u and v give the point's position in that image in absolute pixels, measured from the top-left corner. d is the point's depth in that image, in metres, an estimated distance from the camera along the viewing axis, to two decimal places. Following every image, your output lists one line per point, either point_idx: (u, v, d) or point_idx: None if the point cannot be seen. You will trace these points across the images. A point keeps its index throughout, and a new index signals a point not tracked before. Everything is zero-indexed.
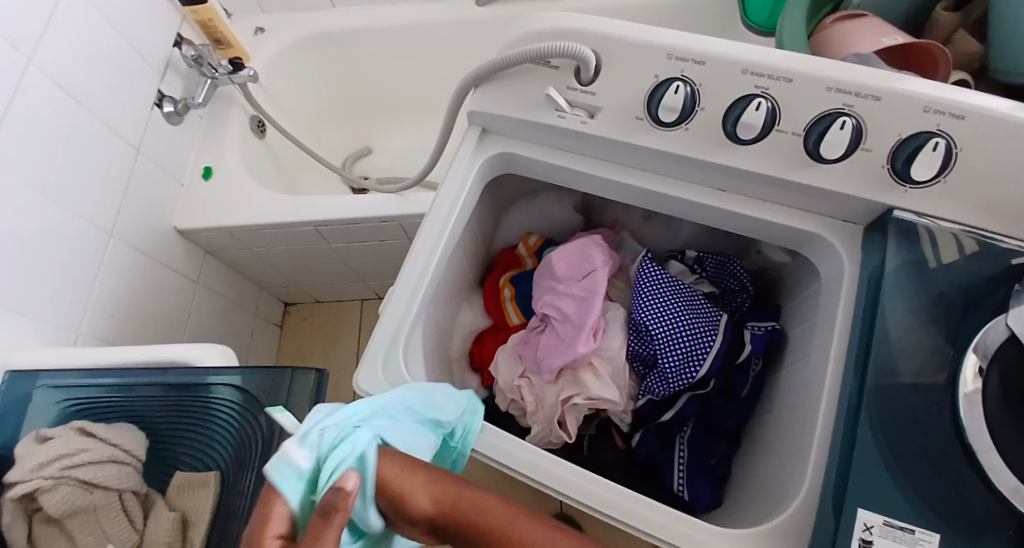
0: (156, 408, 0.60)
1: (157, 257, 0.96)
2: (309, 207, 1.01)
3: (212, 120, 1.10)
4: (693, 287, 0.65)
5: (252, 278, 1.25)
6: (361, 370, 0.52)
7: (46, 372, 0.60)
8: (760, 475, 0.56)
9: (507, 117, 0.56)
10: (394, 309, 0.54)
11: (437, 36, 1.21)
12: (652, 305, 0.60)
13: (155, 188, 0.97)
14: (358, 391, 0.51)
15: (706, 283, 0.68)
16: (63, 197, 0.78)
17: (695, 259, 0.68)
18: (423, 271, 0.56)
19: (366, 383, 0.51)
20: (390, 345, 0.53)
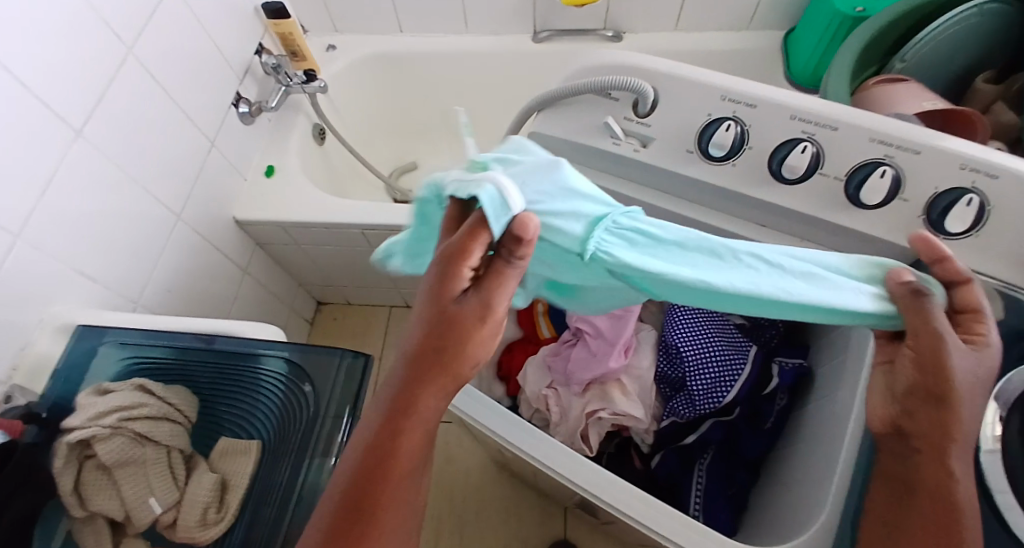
0: (208, 374, 0.64)
1: (215, 243, 1.03)
2: (360, 211, 1.08)
3: (279, 123, 1.17)
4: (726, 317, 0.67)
5: (293, 273, 1.31)
6: None
7: (113, 330, 0.66)
8: (778, 505, 0.57)
9: (564, 140, 0.60)
10: None
11: (494, 66, 1.28)
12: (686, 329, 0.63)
13: (222, 180, 1.03)
14: None
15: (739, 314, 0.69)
16: (145, 178, 0.84)
17: None
18: None
19: None
20: None
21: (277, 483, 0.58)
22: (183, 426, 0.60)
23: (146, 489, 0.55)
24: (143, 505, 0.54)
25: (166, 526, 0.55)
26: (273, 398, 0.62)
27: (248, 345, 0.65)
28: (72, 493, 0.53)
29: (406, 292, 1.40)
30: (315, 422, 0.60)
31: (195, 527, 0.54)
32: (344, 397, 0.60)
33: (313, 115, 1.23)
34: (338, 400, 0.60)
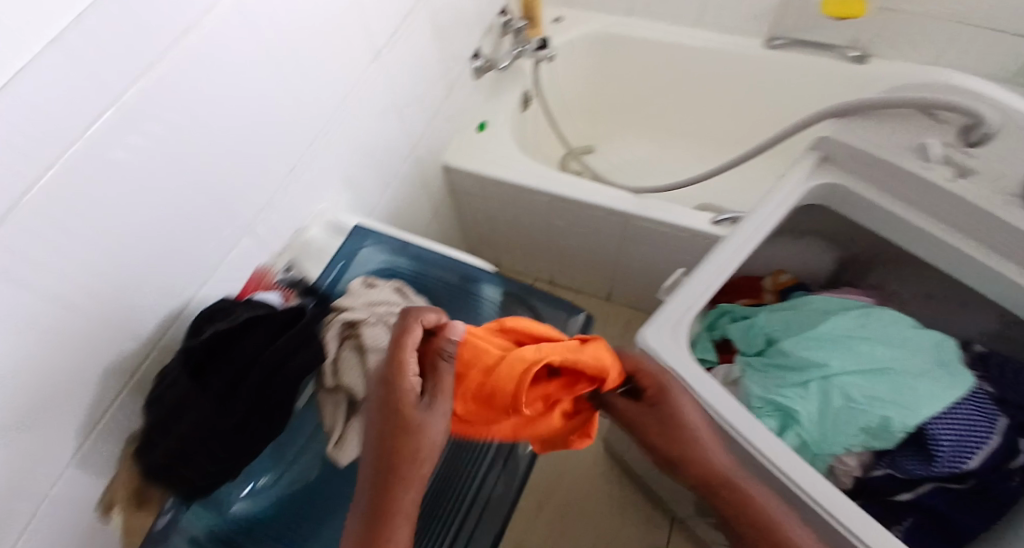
0: (444, 293, 0.71)
1: (425, 181, 1.11)
2: (560, 183, 1.12)
3: (498, 84, 1.23)
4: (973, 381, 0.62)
5: (465, 225, 1.40)
6: (649, 325, 0.62)
7: (373, 236, 0.74)
8: None
9: (859, 154, 0.63)
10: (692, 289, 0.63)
11: (717, 66, 1.24)
12: (938, 388, 0.59)
13: (445, 127, 1.11)
14: (643, 341, 0.62)
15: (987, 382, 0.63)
16: (404, 116, 0.93)
17: (976, 355, 0.66)
18: (728, 266, 0.63)
19: (652, 338, 0.62)
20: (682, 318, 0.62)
21: None
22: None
23: None
24: None
25: None
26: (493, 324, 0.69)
27: (477, 271, 0.72)
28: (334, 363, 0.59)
29: (559, 269, 1.44)
30: None
31: None
32: None
33: (528, 80, 1.27)
34: None
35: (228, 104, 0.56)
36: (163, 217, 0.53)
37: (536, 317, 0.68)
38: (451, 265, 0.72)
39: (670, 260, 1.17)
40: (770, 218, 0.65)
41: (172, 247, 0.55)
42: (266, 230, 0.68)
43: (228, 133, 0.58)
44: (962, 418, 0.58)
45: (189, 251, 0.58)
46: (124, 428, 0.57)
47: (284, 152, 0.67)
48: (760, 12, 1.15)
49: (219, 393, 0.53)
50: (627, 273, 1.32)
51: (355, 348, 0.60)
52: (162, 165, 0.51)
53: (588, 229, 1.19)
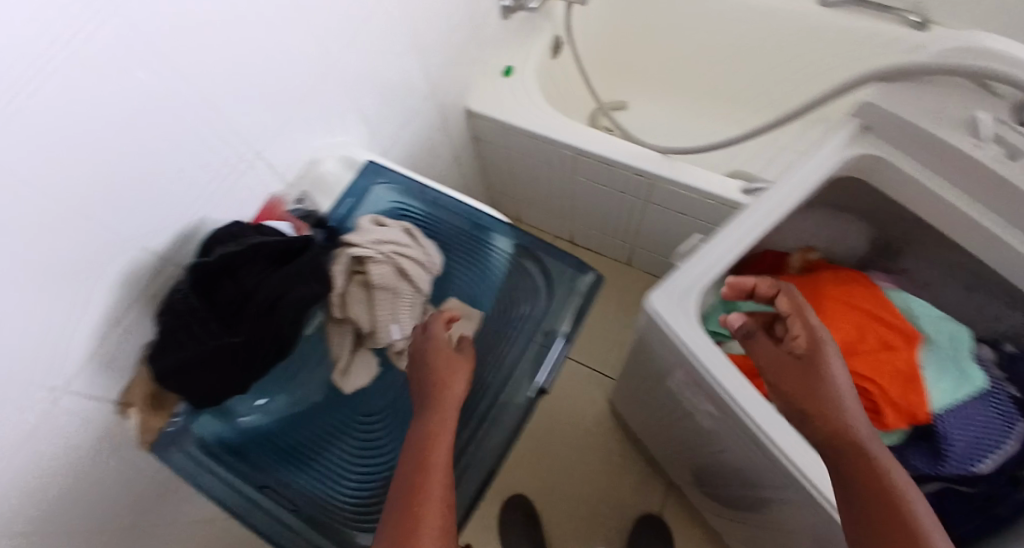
0: (453, 238, 0.71)
1: (445, 125, 1.08)
2: (583, 137, 1.09)
3: (527, 28, 1.17)
4: (1002, 388, 0.65)
5: (483, 173, 1.37)
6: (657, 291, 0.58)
7: (384, 173, 0.71)
8: None
9: (906, 121, 0.57)
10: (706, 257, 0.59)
11: (763, 24, 1.17)
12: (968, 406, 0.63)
13: (469, 68, 1.06)
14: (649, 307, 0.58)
15: (1014, 386, 0.66)
16: (426, 52, 0.89)
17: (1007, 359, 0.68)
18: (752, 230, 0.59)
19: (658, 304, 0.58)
20: (691, 285, 0.58)
21: (493, 362, 0.64)
22: (429, 275, 0.66)
23: (393, 315, 0.62)
24: (386, 327, 0.62)
25: (395, 351, 0.64)
26: (500, 275, 0.69)
27: (489, 219, 0.70)
28: (339, 296, 0.61)
29: (575, 226, 1.43)
30: (539, 313, 0.65)
31: None
32: (566, 306, 0.65)
33: (559, 26, 1.21)
34: (562, 299, 0.65)
35: (238, 38, 0.54)
36: (177, 144, 0.53)
37: (544, 271, 0.67)
38: (458, 211, 0.71)
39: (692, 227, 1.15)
40: (812, 178, 0.61)
41: (170, 183, 0.54)
42: (275, 161, 0.66)
43: (235, 55, 0.55)
44: (982, 427, 0.63)
45: (195, 171, 0.56)
46: (133, 342, 0.58)
47: (296, 78, 0.64)
48: None
49: (224, 313, 0.54)
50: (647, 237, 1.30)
51: (363, 283, 0.62)
52: (157, 82, 0.48)
53: (610, 189, 1.17)
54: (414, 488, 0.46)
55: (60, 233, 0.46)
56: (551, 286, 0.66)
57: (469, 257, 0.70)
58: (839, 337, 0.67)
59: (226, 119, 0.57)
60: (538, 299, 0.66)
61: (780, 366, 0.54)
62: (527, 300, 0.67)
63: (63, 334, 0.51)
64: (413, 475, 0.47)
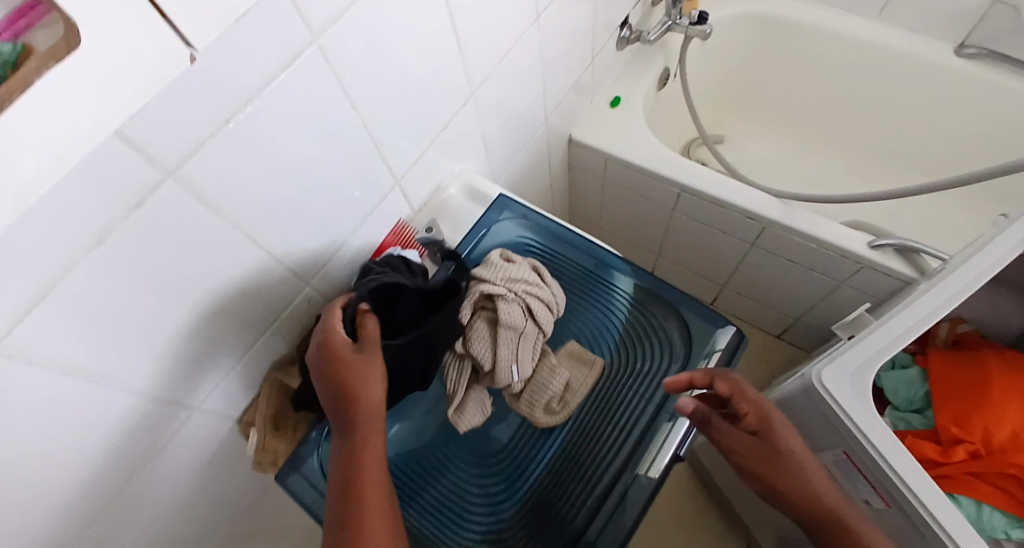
0: (577, 277, 0.68)
1: (549, 153, 1.06)
2: (691, 175, 1.04)
3: (638, 58, 1.14)
4: None
5: (572, 201, 1.35)
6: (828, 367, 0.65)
7: (512, 206, 0.70)
8: None
9: None
10: (878, 336, 0.65)
11: (897, 67, 1.09)
12: None
13: (579, 97, 1.04)
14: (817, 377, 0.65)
15: None
16: (547, 81, 0.88)
17: None
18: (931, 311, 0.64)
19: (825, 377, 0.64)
20: (865, 362, 0.64)
21: (617, 415, 0.61)
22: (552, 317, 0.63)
23: (514, 356, 0.58)
24: (507, 367, 0.57)
25: (511, 393, 0.61)
26: (624, 321, 0.65)
27: (617, 261, 0.67)
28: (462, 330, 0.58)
29: (662, 262, 1.38)
30: (668, 366, 0.62)
31: (540, 409, 0.60)
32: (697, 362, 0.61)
33: (670, 58, 1.17)
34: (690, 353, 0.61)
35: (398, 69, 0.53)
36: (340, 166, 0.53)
37: (673, 322, 0.64)
38: (585, 249, 0.68)
39: (798, 276, 1.07)
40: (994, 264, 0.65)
41: (322, 211, 0.54)
42: (410, 185, 0.66)
43: (402, 82, 0.55)
44: None
45: (349, 193, 0.57)
46: (266, 357, 0.58)
47: (444, 104, 0.64)
48: (967, 9, 0.99)
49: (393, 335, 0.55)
50: (742, 281, 1.23)
51: (488, 320, 0.59)
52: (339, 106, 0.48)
53: (712, 230, 1.11)
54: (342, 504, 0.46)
55: (234, 248, 0.47)
56: (683, 340, 0.63)
57: (591, 299, 0.66)
58: (1009, 424, 0.62)
59: (377, 148, 0.57)
60: (666, 352, 0.63)
61: (747, 446, 0.53)
62: (654, 351, 0.63)
63: (214, 345, 0.51)
64: (342, 513, 0.45)
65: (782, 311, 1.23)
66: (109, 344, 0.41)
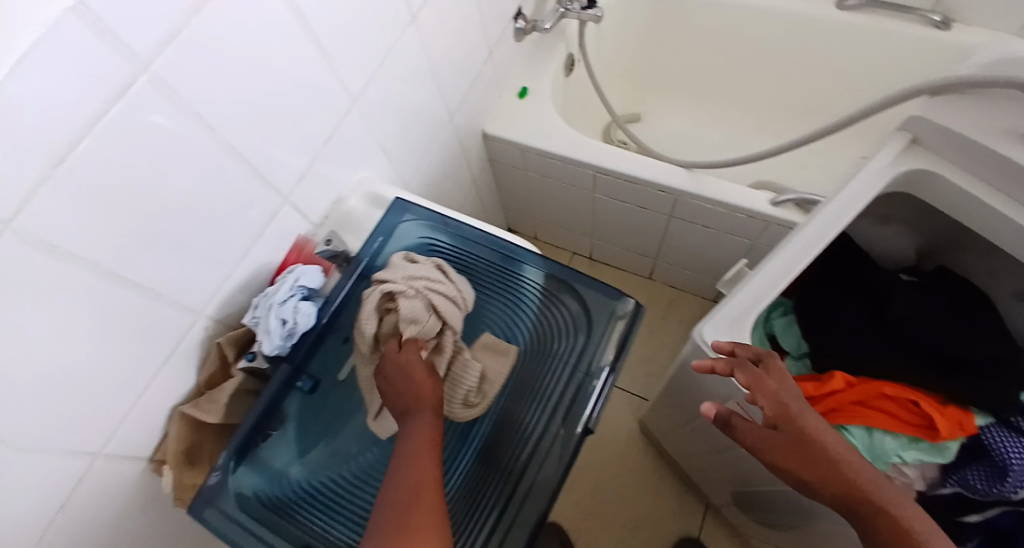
0: (481, 269, 0.69)
1: (463, 152, 1.07)
2: (602, 154, 1.07)
3: (541, 47, 1.16)
4: None
5: (500, 196, 1.36)
6: (708, 321, 0.57)
7: (411, 208, 0.71)
8: None
9: (958, 133, 0.54)
10: (755, 283, 0.57)
11: (779, 29, 1.14)
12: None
13: (485, 93, 1.05)
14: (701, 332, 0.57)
15: None
16: (443, 81, 0.88)
17: None
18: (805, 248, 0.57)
19: (709, 331, 0.57)
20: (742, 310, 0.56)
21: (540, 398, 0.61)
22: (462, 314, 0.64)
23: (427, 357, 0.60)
24: None
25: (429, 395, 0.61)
26: (533, 310, 0.67)
27: (521, 251, 0.69)
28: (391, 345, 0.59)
29: (596, 244, 1.41)
30: (580, 341, 0.63)
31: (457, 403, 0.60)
32: (606, 335, 0.62)
33: (573, 44, 1.20)
34: (601, 333, 0.63)
35: (247, 86, 0.53)
36: (211, 194, 0.54)
37: (581, 304, 0.65)
38: (488, 240, 0.70)
39: (717, 240, 1.11)
40: (855, 198, 0.58)
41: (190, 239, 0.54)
42: (304, 202, 0.67)
43: (262, 103, 0.56)
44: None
45: (235, 214, 0.58)
46: (169, 397, 0.59)
47: (326, 118, 0.65)
48: None
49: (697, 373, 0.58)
50: (668, 251, 1.27)
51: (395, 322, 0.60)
52: (179, 131, 0.48)
53: (631, 205, 1.14)
54: (407, 502, 0.45)
55: (103, 295, 0.48)
56: (590, 315, 0.64)
57: (499, 291, 0.68)
58: None
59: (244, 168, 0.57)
60: (576, 330, 0.64)
61: (769, 446, 0.50)
62: (566, 329, 0.64)
63: (114, 387, 0.52)
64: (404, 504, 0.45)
65: (710, 275, 1.27)
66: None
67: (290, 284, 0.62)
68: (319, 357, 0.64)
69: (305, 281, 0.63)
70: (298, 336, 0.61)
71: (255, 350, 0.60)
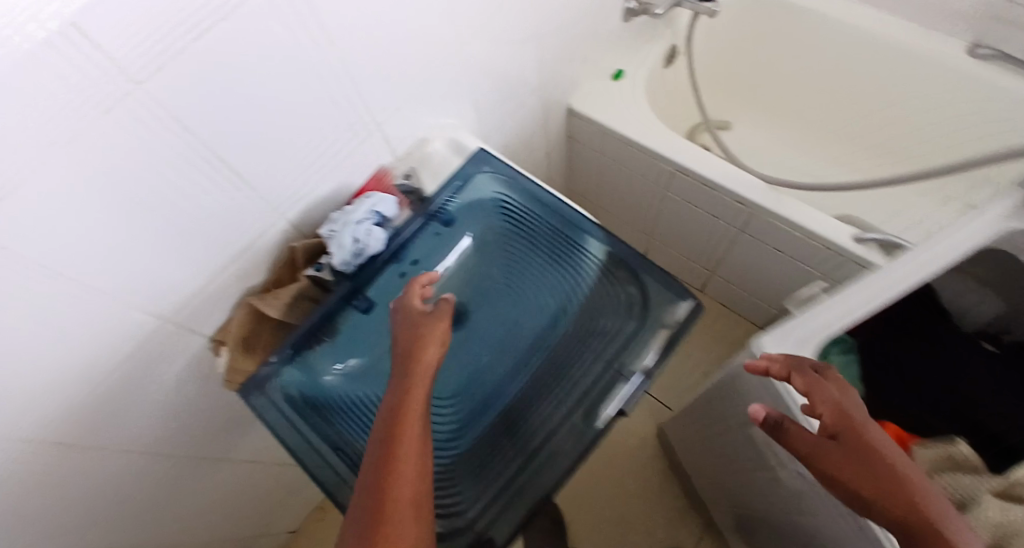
0: (547, 234, 0.69)
1: (545, 121, 1.07)
2: (684, 151, 1.05)
3: (646, 34, 1.14)
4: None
5: (570, 174, 1.36)
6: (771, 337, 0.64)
7: (490, 161, 0.71)
8: None
9: None
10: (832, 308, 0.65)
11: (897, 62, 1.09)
12: None
13: (581, 69, 1.05)
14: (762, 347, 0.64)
15: None
16: (545, 49, 0.88)
17: None
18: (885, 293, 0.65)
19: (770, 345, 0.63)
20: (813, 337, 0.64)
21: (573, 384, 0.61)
22: (531, 282, 0.67)
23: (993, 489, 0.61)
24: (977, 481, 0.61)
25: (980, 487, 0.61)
26: (590, 282, 0.66)
27: (589, 224, 0.69)
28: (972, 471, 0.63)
29: (654, 244, 1.39)
30: (628, 338, 0.62)
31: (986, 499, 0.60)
32: (655, 334, 0.61)
33: (678, 36, 1.17)
34: (658, 325, 0.62)
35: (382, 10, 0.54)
36: (326, 117, 0.56)
37: (642, 294, 0.64)
38: (556, 202, 0.70)
39: (782, 264, 1.09)
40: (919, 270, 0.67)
41: (295, 143, 0.55)
42: (393, 133, 0.68)
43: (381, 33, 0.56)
44: None
45: (337, 130, 0.59)
46: (235, 283, 0.61)
47: (433, 56, 0.66)
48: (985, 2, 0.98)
49: None
50: (730, 266, 1.24)
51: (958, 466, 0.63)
52: (309, 45, 0.48)
53: (701, 210, 1.12)
54: (377, 500, 0.43)
55: (213, 172, 0.49)
56: (651, 307, 0.63)
57: (561, 256, 0.68)
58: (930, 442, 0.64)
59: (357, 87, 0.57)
60: (628, 318, 0.63)
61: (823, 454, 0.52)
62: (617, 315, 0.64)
63: (192, 263, 0.54)
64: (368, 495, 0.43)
65: (768, 300, 1.25)
66: (80, 242, 0.43)
67: (364, 210, 0.64)
68: (381, 280, 0.65)
69: (376, 209, 0.65)
70: (365, 255, 0.63)
71: (324, 261, 0.63)
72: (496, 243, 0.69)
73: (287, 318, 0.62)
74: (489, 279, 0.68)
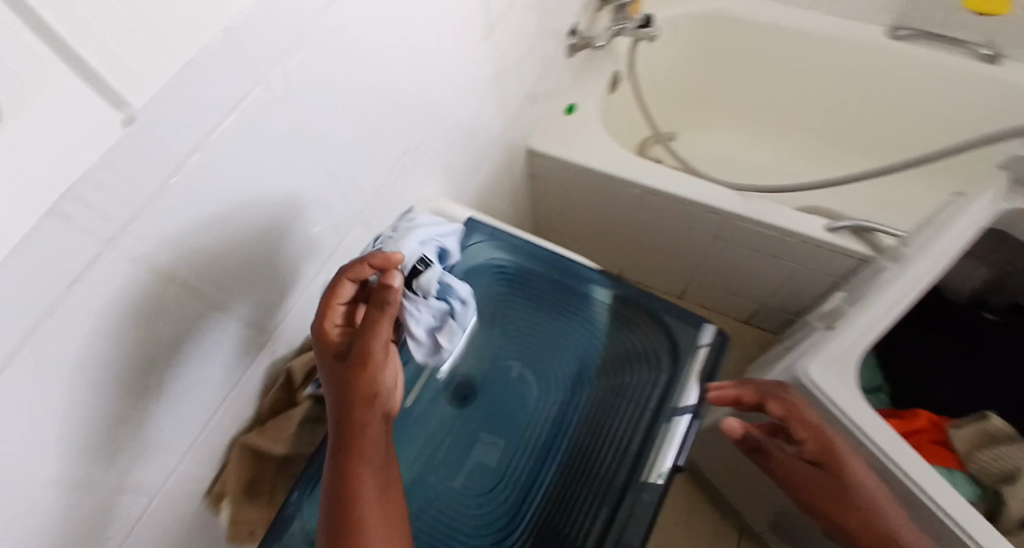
0: (554, 291, 0.67)
1: (509, 166, 1.05)
2: (650, 173, 1.05)
3: (589, 65, 1.15)
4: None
5: (537, 210, 1.34)
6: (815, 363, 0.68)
7: (480, 228, 0.69)
8: None
9: None
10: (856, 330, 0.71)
11: (825, 54, 1.15)
12: None
13: (536, 110, 1.05)
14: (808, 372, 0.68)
15: None
16: (503, 98, 0.87)
17: None
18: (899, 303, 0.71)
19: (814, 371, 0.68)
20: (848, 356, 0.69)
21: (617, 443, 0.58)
22: (548, 344, 0.65)
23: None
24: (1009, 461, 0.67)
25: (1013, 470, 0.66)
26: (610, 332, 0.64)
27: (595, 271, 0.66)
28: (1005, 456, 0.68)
29: (632, 264, 1.38)
30: (662, 383, 0.60)
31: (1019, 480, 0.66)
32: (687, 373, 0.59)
33: (619, 62, 1.19)
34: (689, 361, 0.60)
35: (348, 95, 0.51)
36: (303, 213, 0.52)
37: (665, 333, 0.62)
38: (555, 256, 0.67)
39: (764, 265, 1.11)
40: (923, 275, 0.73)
41: (275, 248, 0.51)
42: (375, 217, 0.64)
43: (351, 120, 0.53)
44: None
45: (316, 224, 0.55)
46: (233, 423, 0.55)
47: (406, 133, 0.63)
48: None
49: None
50: (711, 274, 1.25)
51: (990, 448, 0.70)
52: (277, 141, 0.44)
53: (676, 225, 1.13)
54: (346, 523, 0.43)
55: (193, 304, 0.44)
56: (676, 346, 0.61)
57: (574, 310, 0.66)
58: None
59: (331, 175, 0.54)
60: (656, 361, 0.61)
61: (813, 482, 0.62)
62: (645, 361, 0.62)
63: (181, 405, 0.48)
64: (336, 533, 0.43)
65: (753, 299, 1.26)
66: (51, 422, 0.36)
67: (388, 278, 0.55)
68: None
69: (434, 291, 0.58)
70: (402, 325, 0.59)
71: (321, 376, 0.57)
72: (504, 311, 0.67)
73: (295, 450, 0.56)
74: (500, 349, 0.66)
